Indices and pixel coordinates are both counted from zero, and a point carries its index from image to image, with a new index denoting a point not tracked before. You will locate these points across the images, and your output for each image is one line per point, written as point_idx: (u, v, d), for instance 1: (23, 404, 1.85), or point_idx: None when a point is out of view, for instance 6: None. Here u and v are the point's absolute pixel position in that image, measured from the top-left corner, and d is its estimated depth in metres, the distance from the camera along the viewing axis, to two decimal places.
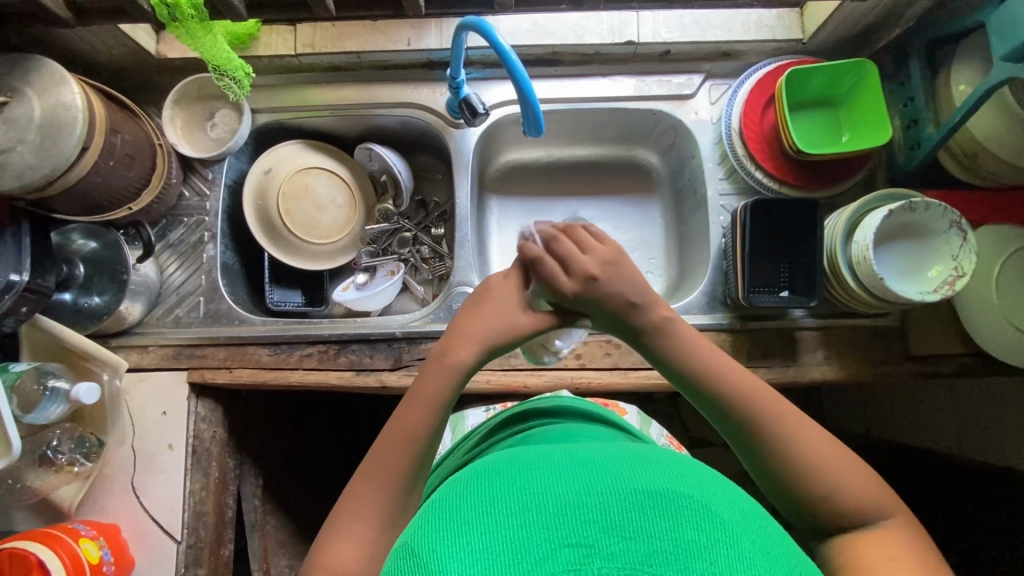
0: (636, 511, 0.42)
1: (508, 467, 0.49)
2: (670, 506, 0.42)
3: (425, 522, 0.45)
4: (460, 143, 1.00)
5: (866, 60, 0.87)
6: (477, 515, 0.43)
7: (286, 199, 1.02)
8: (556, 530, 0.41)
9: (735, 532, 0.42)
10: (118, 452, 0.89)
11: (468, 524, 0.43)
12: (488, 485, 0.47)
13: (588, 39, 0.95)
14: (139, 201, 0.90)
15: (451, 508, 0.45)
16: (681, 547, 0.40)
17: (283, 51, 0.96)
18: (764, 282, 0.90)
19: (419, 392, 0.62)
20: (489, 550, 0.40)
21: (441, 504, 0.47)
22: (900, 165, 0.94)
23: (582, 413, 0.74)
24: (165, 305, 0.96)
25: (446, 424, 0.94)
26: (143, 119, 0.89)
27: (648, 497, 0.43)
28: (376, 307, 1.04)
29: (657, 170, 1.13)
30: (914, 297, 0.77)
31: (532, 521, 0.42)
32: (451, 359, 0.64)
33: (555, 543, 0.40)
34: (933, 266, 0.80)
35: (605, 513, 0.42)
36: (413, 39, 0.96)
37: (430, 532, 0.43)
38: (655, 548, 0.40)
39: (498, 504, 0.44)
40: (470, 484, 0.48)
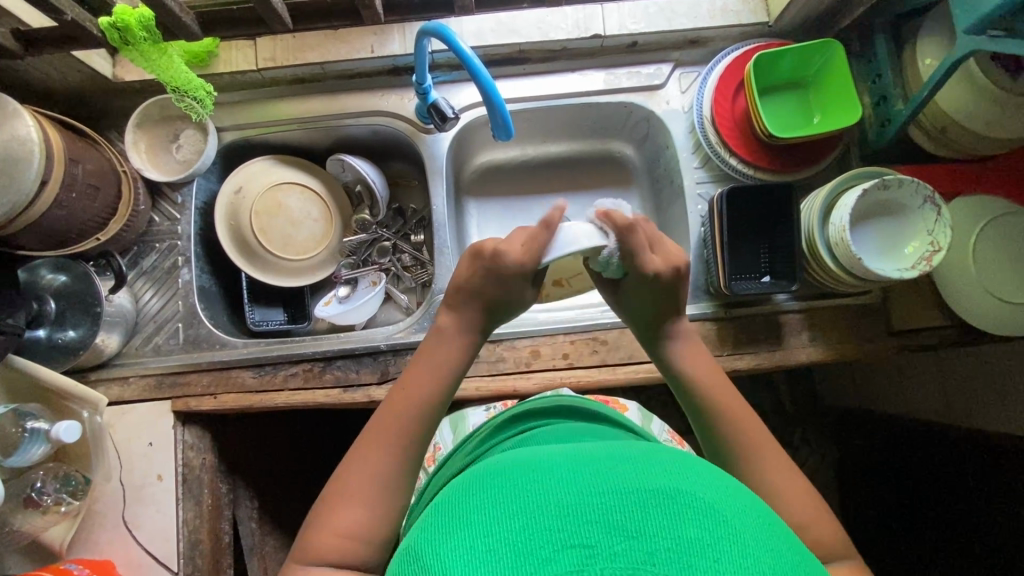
0: (637, 509, 0.41)
1: (510, 468, 0.49)
2: (672, 505, 0.42)
3: (427, 530, 0.45)
4: (432, 148, 0.99)
5: (831, 41, 0.86)
6: (479, 518, 0.43)
7: (259, 217, 1.00)
8: (558, 531, 0.41)
9: (737, 527, 0.41)
10: (107, 487, 0.88)
11: (470, 525, 0.42)
12: (490, 488, 0.47)
13: (554, 35, 0.94)
14: (107, 231, 0.88)
15: (453, 514, 0.45)
16: (683, 545, 0.39)
17: (243, 66, 0.94)
18: (745, 267, 0.90)
19: (413, 370, 0.64)
20: (490, 551, 0.40)
21: (443, 509, 0.47)
22: (871, 143, 0.93)
23: (591, 414, 0.75)
24: (143, 334, 0.94)
25: (445, 423, 0.89)
26: (104, 145, 0.87)
27: (649, 495, 0.42)
28: (358, 319, 1.03)
29: (632, 162, 1.12)
30: (893, 275, 0.77)
31: (533, 524, 0.41)
32: (453, 331, 0.66)
33: (557, 545, 0.40)
34: (909, 243, 0.81)
35: (608, 513, 0.41)
36: (376, 46, 0.94)
37: (434, 538, 0.43)
38: (659, 548, 0.39)
39: (501, 506, 0.43)
40: (471, 488, 0.48)
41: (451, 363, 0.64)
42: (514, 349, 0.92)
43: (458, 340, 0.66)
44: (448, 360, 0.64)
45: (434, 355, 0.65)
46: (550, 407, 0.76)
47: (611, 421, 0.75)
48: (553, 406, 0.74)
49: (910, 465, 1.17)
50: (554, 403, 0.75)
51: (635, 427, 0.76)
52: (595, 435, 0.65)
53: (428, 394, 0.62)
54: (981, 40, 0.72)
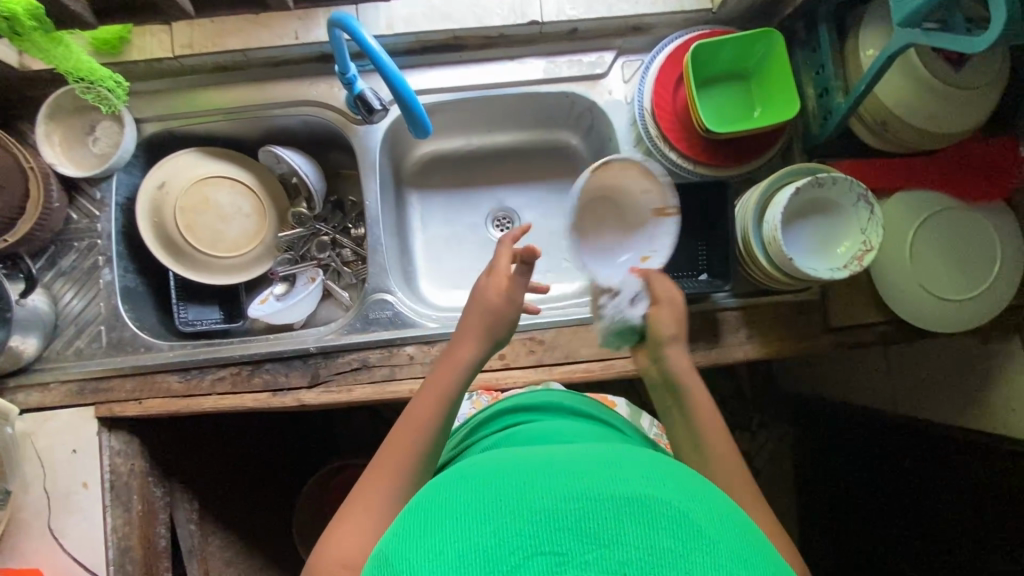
0: (610, 518, 0.41)
1: (486, 470, 0.49)
2: (646, 511, 0.42)
3: (400, 530, 0.45)
4: (366, 140, 0.94)
5: (772, 30, 0.83)
6: (453, 523, 0.43)
7: (185, 213, 0.96)
8: (531, 539, 0.40)
9: (712, 537, 0.41)
10: (29, 496, 0.85)
11: (444, 530, 0.42)
12: (465, 488, 0.46)
13: (489, 21, 0.90)
14: (15, 232, 0.84)
15: (426, 513, 0.45)
16: (655, 556, 0.39)
17: (159, 53, 0.88)
18: (682, 265, 0.90)
19: (430, 387, 0.68)
20: (463, 558, 0.40)
21: (416, 509, 0.46)
22: (814, 137, 0.91)
23: (555, 409, 0.75)
24: (64, 337, 0.90)
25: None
26: (6, 141, 0.82)
27: (623, 503, 0.42)
28: (297, 318, 1.01)
29: (580, 153, 1.09)
30: (825, 275, 0.75)
31: (506, 529, 0.41)
32: (458, 364, 0.70)
33: (529, 551, 0.40)
34: (842, 243, 0.79)
35: (580, 519, 0.41)
36: (300, 32, 0.89)
37: (405, 541, 0.43)
38: (631, 557, 0.39)
39: (475, 510, 0.43)
40: (444, 487, 0.48)
41: (465, 372, 0.70)
42: None
43: (462, 374, 0.70)
44: (461, 373, 0.70)
45: (451, 368, 0.70)
46: (517, 406, 0.77)
47: (579, 414, 0.75)
48: (533, 401, 0.76)
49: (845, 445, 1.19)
50: (534, 401, 0.77)
51: (604, 416, 0.77)
52: (567, 437, 0.64)
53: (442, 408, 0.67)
54: (916, 33, 0.69)
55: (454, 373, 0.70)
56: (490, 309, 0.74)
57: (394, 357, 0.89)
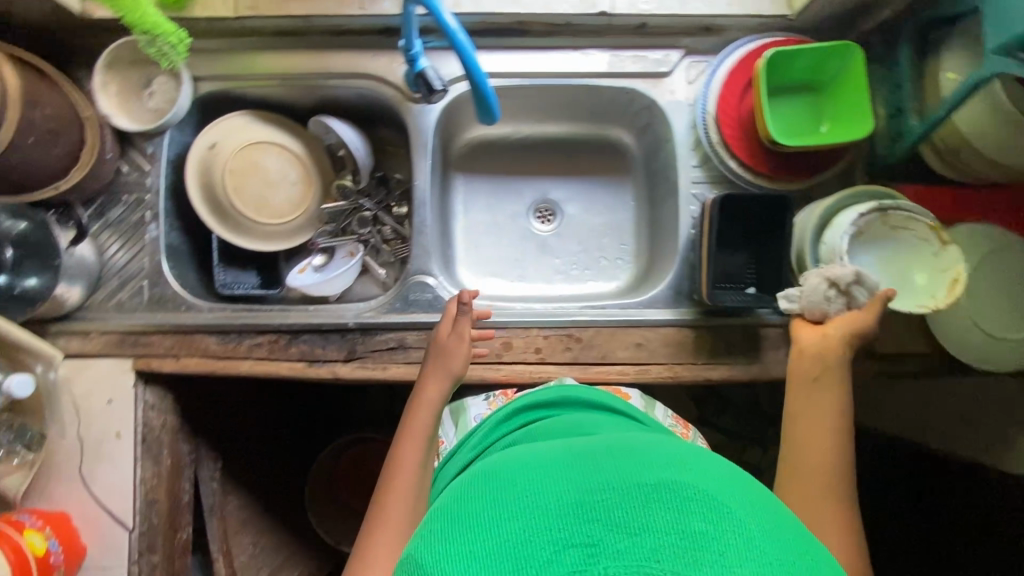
0: (638, 504, 0.41)
1: (509, 468, 0.49)
2: (674, 498, 0.41)
3: (431, 537, 0.45)
4: (421, 119, 0.93)
5: (851, 43, 0.80)
6: (481, 525, 0.43)
7: (233, 176, 0.96)
8: (559, 532, 0.40)
9: (743, 521, 0.41)
10: (64, 441, 0.87)
11: (472, 532, 0.43)
12: (489, 489, 0.47)
13: (558, 9, 0.88)
14: (69, 180, 0.84)
15: (454, 516, 0.46)
16: (688, 541, 0.39)
17: (223, 12, 0.87)
18: (728, 276, 0.85)
19: (408, 429, 0.75)
20: (492, 558, 0.40)
21: (445, 516, 0.47)
22: (881, 158, 0.89)
23: (575, 403, 0.74)
24: (108, 288, 0.91)
25: (448, 417, 0.88)
26: (67, 87, 0.82)
27: (650, 491, 0.42)
28: (332, 291, 1.00)
29: (631, 151, 1.07)
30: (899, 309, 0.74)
31: (534, 524, 0.41)
32: (430, 402, 0.77)
33: (558, 545, 0.40)
34: (918, 271, 0.76)
35: (609, 509, 0.41)
36: (366, 3, 0.87)
37: (436, 545, 0.44)
38: (663, 543, 0.39)
39: (502, 511, 0.44)
40: (470, 492, 0.49)
41: (435, 410, 0.77)
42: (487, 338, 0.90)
43: (435, 408, 0.77)
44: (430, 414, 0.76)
45: (422, 409, 0.77)
46: (534, 401, 0.75)
47: (602, 407, 0.74)
48: (541, 398, 0.75)
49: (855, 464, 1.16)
50: (550, 396, 0.75)
51: (624, 411, 0.74)
52: (592, 427, 0.65)
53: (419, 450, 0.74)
54: (1009, 63, 0.66)
55: (428, 411, 0.76)
56: (447, 350, 0.79)
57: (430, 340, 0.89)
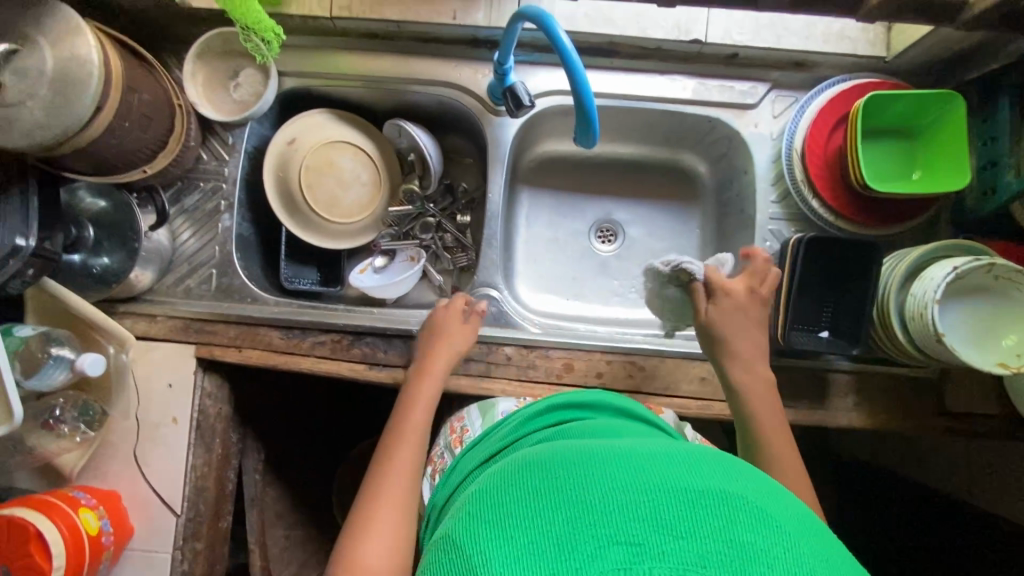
0: (686, 508, 0.40)
1: (547, 459, 0.49)
2: (722, 506, 0.40)
3: (466, 522, 0.44)
4: (498, 132, 0.93)
5: (954, 92, 0.78)
6: (519, 513, 0.42)
7: (308, 174, 0.96)
8: (603, 527, 0.39)
9: (793, 535, 0.40)
10: (122, 423, 0.87)
11: (511, 519, 0.42)
12: (527, 478, 0.46)
13: (652, 33, 0.87)
14: (154, 164, 0.85)
15: (492, 500, 0.45)
16: (738, 551, 0.38)
17: (317, 11, 0.88)
18: (803, 319, 0.85)
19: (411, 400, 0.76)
20: (531, 544, 0.40)
21: (480, 501, 0.46)
22: (968, 211, 0.86)
23: (607, 407, 0.69)
24: (177, 273, 0.92)
25: (474, 408, 0.82)
26: (161, 73, 0.83)
27: (700, 497, 0.41)
28: (393, 293, 0.99)
29: (702, 180, 1.06)
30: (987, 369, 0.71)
31: (577, 517, 0.40)
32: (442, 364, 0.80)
33: (602, 540, 0.39)
34: (1009, 334, 0.73)
35: (655, 510, 0.40)
36: (459, 13, 0.88)
37: (472, 527, 0.43)
38: (711, 551, 0.38)
39: (542, 500, 0.43)
40: (506, 480, 0.48)
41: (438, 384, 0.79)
42: (548, 358, 0.88)
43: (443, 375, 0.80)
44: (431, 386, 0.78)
45: (426, 382, 0.78)
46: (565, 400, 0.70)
47: (634, 416, 0.70)
48: (575, 399, 0.70)
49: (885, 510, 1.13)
50: (580, 397, 0.70)
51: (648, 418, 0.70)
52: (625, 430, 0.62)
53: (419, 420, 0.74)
54: None
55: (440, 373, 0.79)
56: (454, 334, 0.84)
57: (491, 354, 0.88)
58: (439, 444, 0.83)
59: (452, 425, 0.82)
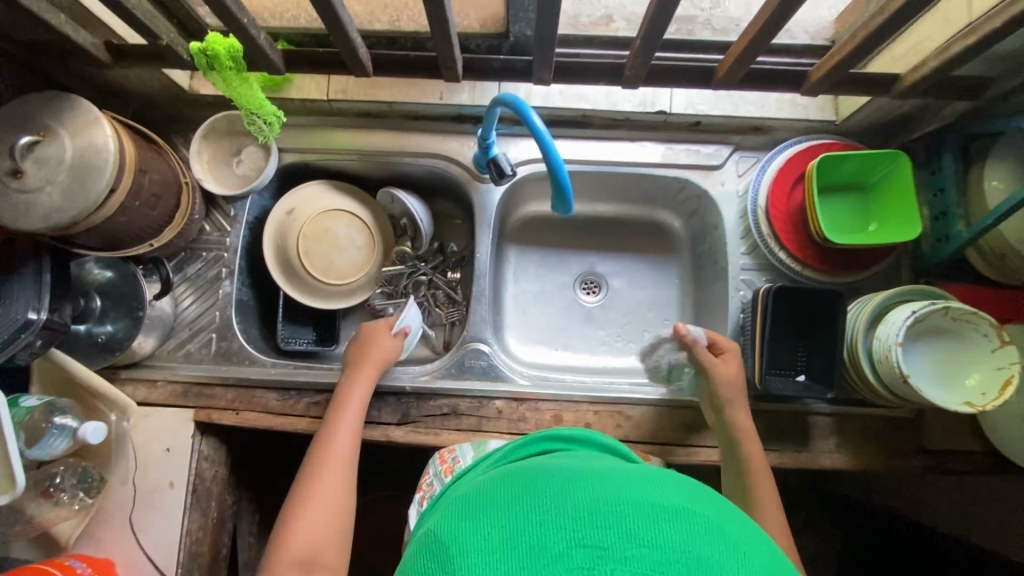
0: (650, 518, 0.42)
1: (530, 472, 0.50)
2: (686, 521, 0.42)
3: (446, 524, 0.46)
4: (484, 197, 1.00)
5: (900, 152, 0.85)
6: (496, 513, 0.44)
7: (305, 240, 1.01)
8: (572, 530, 0.41)
9: (747, 554, 0.41)
10: (119, 488, 0.88)
11: (488, 520, 0.43)
12: (509, 485, 0.47)
13: (621, 106, 0.95)
14: (160, 238, 0.90)
15: (474, 504, 0.46)
16: (694, 561, 0.39)
17: (315, 95, 0.97)
18: (781, 364, 0.90)
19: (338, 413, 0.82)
20: (502, 542, 0.41)
21: (463, 504, 0.47)
22: (925, 257, 0.92)
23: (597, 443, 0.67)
24: (177, 338, 0.96)
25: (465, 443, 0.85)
26: (170, 156, 0.89)
27: (666, 510, 0.42)
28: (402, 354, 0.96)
29: (677, 233, 1.12)
30: (952, 407, 0.74)
31: (547, 519, 0.42)
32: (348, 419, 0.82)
33: (569, 542, 0.40)
34: (971, 373, 0.77)
35: (622, 518, 0.42)
36: (445, 93, 0.96)
37: (453, 528, 0.44)
38: (670, 558, 0.39)
39: (518, 504, 0.44)
40: (489, 487, 0.49)
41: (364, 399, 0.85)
42: (537, 410, 0.91)
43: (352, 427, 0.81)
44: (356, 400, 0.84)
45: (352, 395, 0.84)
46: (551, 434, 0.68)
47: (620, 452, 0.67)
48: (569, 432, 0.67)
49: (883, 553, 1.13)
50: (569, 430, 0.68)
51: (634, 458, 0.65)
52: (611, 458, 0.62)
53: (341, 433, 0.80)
54: None
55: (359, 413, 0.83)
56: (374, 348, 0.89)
57: (483, 409, 0.91)
58: (427, 473, 0.83)
59: (442, 456, 0.83)
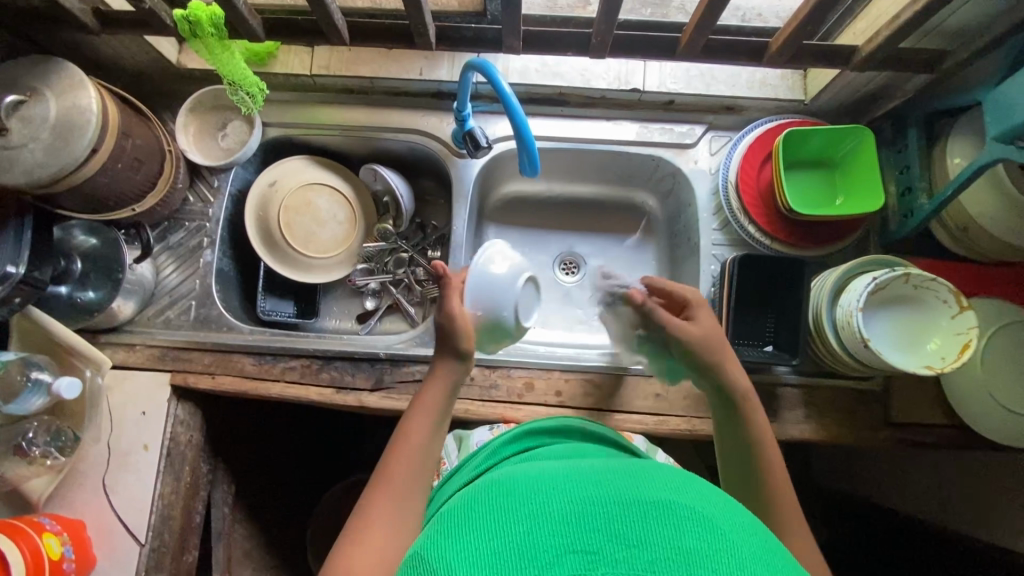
0: (638, 520, 0.44)
1: (516, 478, 0.52)
2: (671, 516, 0.44)
3: (442, 530, 0.47)
4: (462, 172, 1.02)
5: (863, 127, 0.88)
6: (489, 524, 0.45)
7: (287, 213, 1.03)
8: (564, 538, 0.43)
9: (733, 543, 0.44)
10: (92, 448, 0.89)
11: (482, 532, 0.45)
12: (498, 495, 0.49)
13: (595, 84, 0.98)
14: (143, 204, 0.92)
15: (466, 516, 0.48)
16: (682, 555, 0.42)
17: (299, 70, 0.99)
18: (749, 334, 0.92)
19: (420, 399, 0.70)
20: (499, 554, 0.43)
21: (455, 516, 0.49)
22: (891, 232, 0.93)
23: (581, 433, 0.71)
24: (158, 305, 0.97)
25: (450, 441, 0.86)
26: (156, 125, 0.92)
27: (652, 508, 0.45)
28: (507, 307, 0.74)
29: (654, 213, 1.14)
30: (909, 369, 0.75)
31: (540, 528, 0.44)
32: (418, 436, 0.66)
33: (561, 549, 0.42)
34: (932, 339, 0.78)
35: (609, 520, 0.44)
36: (425, 70, 0.99)
37: (447, 540, 0.45)
38: (659, 556, 0.42)
39: (510, 515, 0.46)
40: (477, 496, 0.50)
41: (450, 386, 0.71)
42: (509, 378, 0.92)
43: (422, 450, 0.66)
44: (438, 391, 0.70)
45: (435, 381, 0.71)
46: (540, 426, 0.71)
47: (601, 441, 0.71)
48: (551, 424, 0.71)
49: (861, 537, 1.13)
50: (558, 423, 0.71)
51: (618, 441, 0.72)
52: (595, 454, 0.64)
53: (421, 427, 0.67)
54: (1010, 149, 0.71)
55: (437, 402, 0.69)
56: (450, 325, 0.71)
57: None
58: None
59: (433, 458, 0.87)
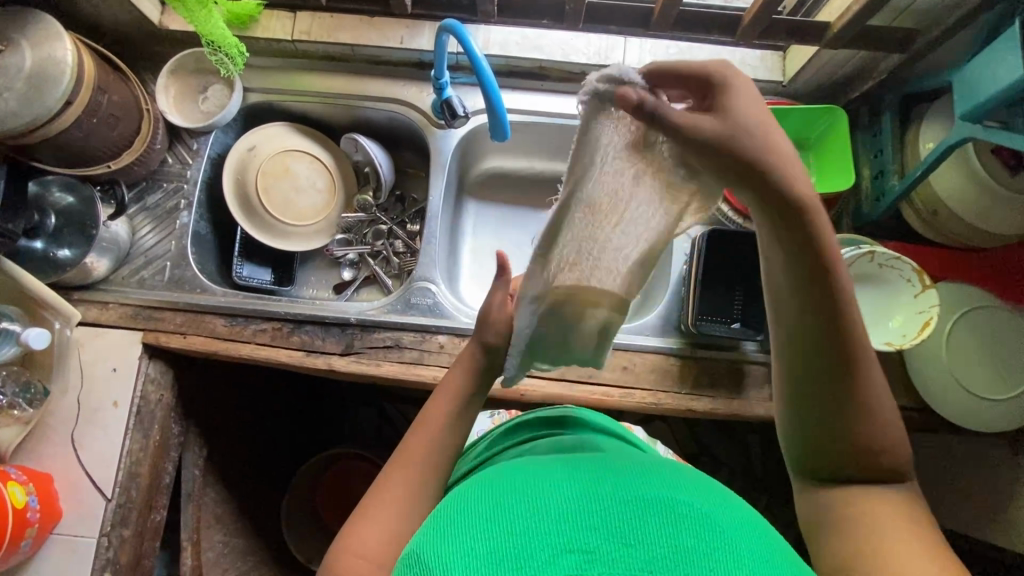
0: (642, 516, 0.37)
1: (510, 474, 0.45)
2: (675, 510, 0.38)
3: (425, 533, 0.41)
4: (441, 143, 1.02)
5: (838, 106, 0.88)
6: (477, 521, 0.39)
7: (265, 177, 1.04)
8: (558, 535, 0.36)
9: (746, 545, 0.37)
10: (62, 401, 0.90)
11: (467, 532, 0.38)
12: (487, 491, 0.42)
13: (574, 58, 0.98)
14: (119, 161, 0.93)
15: (451, 516, 0.41)
16: (685, 555, 0.35)
17: (280, 35, 1.00)
18: (717, 311, 0.92)
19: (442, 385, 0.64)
20: (488, 558, 0.36)
21: (439, 517, 0.42)
22: (864, 215, 0.94)
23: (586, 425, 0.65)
24: (132, 265, 0.97)
25: None
26: (135, 84, 0.92)
27: (651, 503, 0.38)
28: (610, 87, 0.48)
29: None
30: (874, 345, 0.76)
31: (533, 525, 0.37)
32: (436, 431, 0.61)
33: (556, 548, 0.36)
34: (895, 316, 0.79)
35: (609, 516, 0.37)
36: (405, 38, 0.99)
37: (431, 544, 0.39)
38: (655, 555, 0.35)
39: (499, 511, 0.39)
40: (465, 495, 0.44)
41: (477, 371, 0.64)
42: None
43: (440, 433, 0.61)
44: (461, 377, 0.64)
45: (460, 366, 0.65)
46: (537, 416, 0.67)
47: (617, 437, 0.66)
48: (548, 414, 0.67)
49: None
50: (553, 412, 0.68)
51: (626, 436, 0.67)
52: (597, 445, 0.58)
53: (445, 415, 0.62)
54: (976, 128, 0.71)
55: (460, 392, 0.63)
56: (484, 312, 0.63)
57: (425, 343, 0.93)
58: None
59: None
